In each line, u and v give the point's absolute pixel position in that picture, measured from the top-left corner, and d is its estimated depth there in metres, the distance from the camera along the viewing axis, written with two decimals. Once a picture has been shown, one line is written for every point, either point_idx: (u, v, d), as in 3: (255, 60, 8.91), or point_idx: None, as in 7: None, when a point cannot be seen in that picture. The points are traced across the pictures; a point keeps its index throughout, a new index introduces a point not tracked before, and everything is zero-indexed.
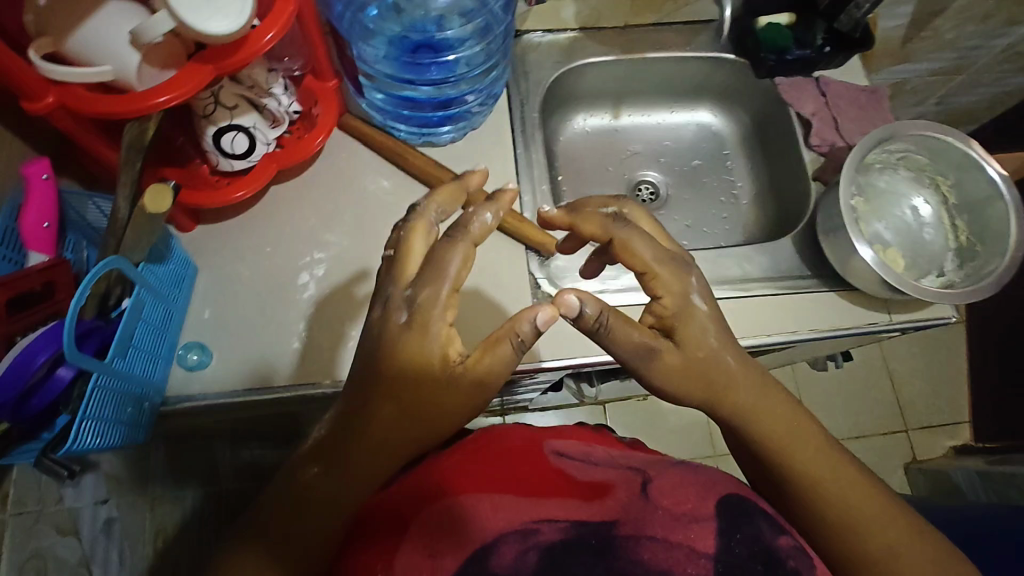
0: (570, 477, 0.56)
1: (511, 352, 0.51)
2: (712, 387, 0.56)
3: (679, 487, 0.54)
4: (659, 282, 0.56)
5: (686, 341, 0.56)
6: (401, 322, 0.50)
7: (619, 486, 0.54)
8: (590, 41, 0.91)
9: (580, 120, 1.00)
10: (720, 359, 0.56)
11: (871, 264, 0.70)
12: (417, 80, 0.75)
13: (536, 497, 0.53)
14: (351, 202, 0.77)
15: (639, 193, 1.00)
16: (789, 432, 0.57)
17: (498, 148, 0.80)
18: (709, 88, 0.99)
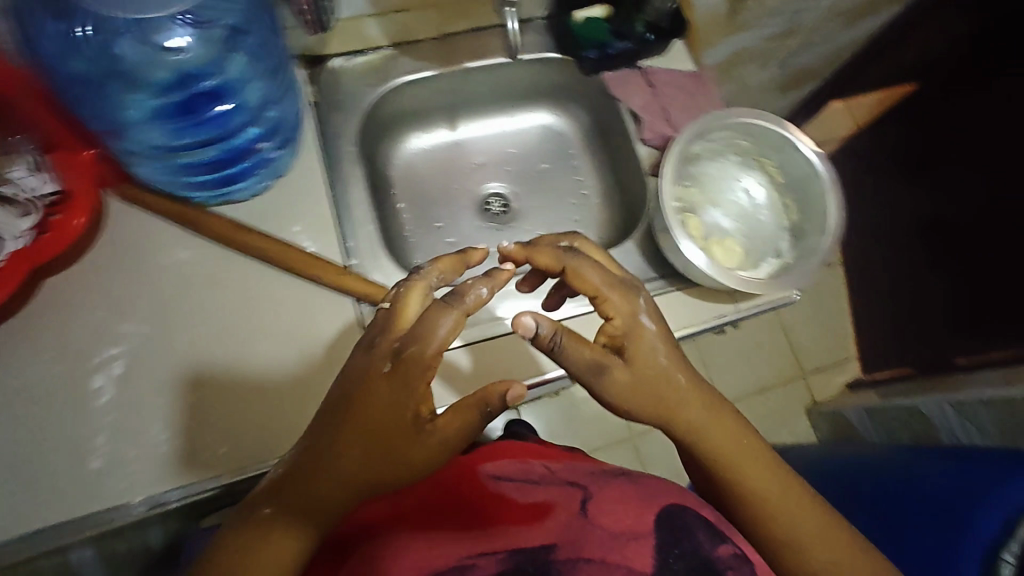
0: (515, 502, 0.63)
1: (477, 419, 0.56)
2: (660, 399, 0.55)
3: (617, 506, 0.61)
4: (608, 305, 0.57)
5: (633, 359, 0.55)
6: (383, 371, 0.53)
7: (559, 505, 0.62)
8: (403, 58, 0.84)
9: (416, 139, 0.94)
10: (668, 374, 0.55)
11: (704, 269, 0.70)
12: (202, 146, 0.66)
13: (493, 523, 0.60)
14: (147, 281, 0.68)
15: (488, 207, 0.96)
16: (733, 443, 0.58)
17: (311, 195, 0.74)
18: (543, 89, 0.94)
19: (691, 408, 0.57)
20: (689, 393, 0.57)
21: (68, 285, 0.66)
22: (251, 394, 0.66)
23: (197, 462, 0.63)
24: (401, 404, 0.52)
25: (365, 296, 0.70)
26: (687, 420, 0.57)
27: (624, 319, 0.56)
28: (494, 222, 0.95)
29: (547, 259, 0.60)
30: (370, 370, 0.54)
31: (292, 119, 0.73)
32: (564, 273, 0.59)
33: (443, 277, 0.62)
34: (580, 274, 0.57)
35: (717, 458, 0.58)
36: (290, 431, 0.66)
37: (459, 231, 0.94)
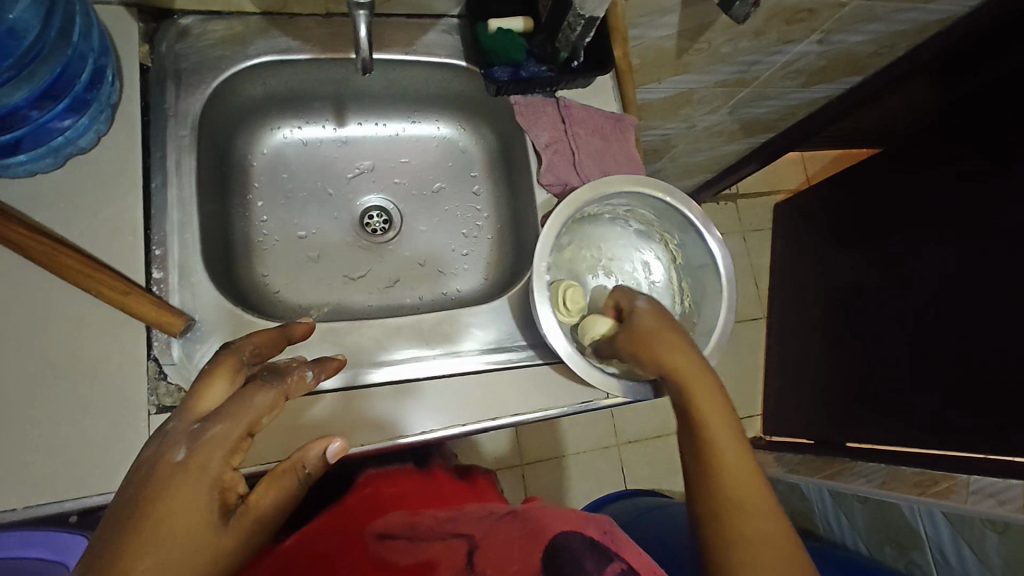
0: (388, 564, 0.53)
1: (297, 484, 0.49)
2: (650, 356, 0.57)
3: (504, 552, 0.52)
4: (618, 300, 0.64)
5: (635, 324, 0.60)
6: (178, 461, 0.42)
7: (442, 561, 0.52)
8: (274, 32, 0.70)
9: (287, 129, 0.81)
10: (660, 332, 0.58)
11: (567, 360, 0.61)
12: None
13: None
14: None
15: (364, 223, 0.83)
16: (711, 399, 0.56)
17: (116, 186, 0.61)
18: (448, 98, 0.82)
19: (691, 357, 0.57)
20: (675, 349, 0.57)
21: None
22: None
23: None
24: (205, 489, 0.42)
25: (156, 323, 0.58)
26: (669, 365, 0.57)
27: (631, 302, 0.63)
28: (369, 240, 0.82)
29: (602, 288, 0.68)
30: (162, 457, 0.42)
31: (91, 76, 0.59)
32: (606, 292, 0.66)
33: (259, 354, 0.54)
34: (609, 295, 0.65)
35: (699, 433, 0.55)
36: (27, 474, 0.54)
37: (324, 245, 0.81)
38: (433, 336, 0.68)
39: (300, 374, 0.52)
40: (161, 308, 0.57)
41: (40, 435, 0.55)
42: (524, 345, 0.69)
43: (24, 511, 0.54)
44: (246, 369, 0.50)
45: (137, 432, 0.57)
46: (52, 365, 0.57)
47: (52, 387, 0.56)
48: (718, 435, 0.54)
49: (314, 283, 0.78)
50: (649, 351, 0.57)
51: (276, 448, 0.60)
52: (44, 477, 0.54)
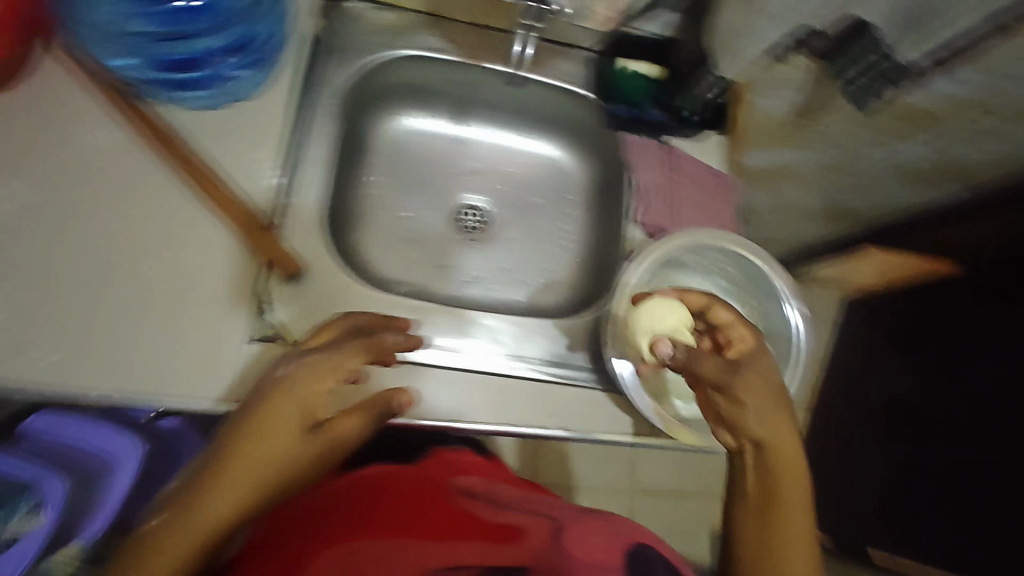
0: (477, 517, 0.49)
1: (373, 419, 0.51)
2: (763, 416, 0.49)
3: (595, 537, 0.44)
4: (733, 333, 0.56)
5: (759, 371, 0.52)
6: (277, 374, 0.47)
7: (531, 530, 0.47)
8: (428, 30, 0.77)
9: (413, 118, 0.86)
10: (774, 392, 0.51)
11: (624, 384, 0.65)
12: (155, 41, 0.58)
13: (445, 518, 0.48)
14: (56, 155, 0.63)
15: (460, 220, 0.89)
16: (801, 498, 0.48)
17: (264, 133, 0.67)
18: (565, 122, 0.87)
19: (797, 449, 0.50)
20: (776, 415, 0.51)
21: None
22: (118, 310, 0.61)
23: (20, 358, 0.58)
24: (293, 409, 0.45)
25: (276, 262, 0.65)
26: (768, 429, 0.50)
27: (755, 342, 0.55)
28: (461, 236, 0.88)
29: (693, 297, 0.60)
30: (267, 378, 0.48)
31: (275, 43, 0.66)
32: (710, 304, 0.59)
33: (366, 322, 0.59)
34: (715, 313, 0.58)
35: (777, 525, 0.47)
36: (137, 363, 0.61)
37: (420, 229, 0.86)
38: (505, 335, 0.72)
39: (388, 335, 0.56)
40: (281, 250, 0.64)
41: (158, 333, 0.62)
42: (587, 367, 0.72)
43: (127, 396, 0.60)
44: (350, 328, 0.56)
45: (233, 353, 0.62)
46: (181, 273, 0.63)
47: (177, 294, 0.63)
48: (796, 543, 0.47)
49: (403, 262, 0.84)
50: (764, 416, 0.49)
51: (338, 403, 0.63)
52: (146, 373, 0.61)
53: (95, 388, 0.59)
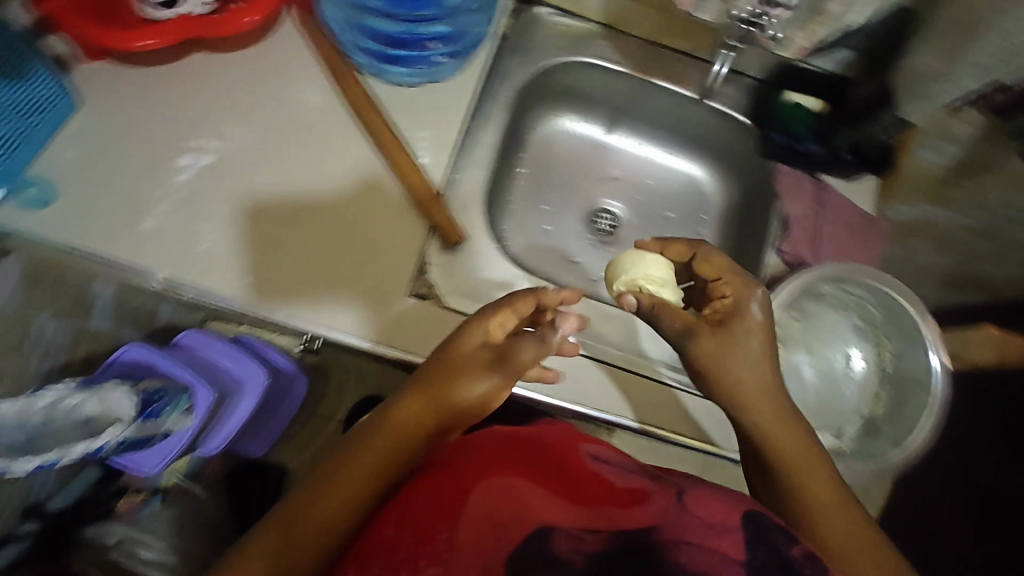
0: (606, 481, 0.49)
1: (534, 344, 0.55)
2: (744, 393, 0.52)
3: (712, 498, 0.46)
4: (724, 287, 0.57)
5: (730, 339, 0.53)
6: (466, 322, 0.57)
7: (655, 493, 0.47)
8: (605, 42, 0.82)
9: (568, 121, 0.91)
10: (763, 367, 0.53)
11: None
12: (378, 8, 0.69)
13: (572, 478, 0.49)
14: (273, 107, 0.71)
15: (597, 221, 0.93)
16: (809, 464, 0.52)
17: (449, 113, 0.73)
18: (715, 145, 0.89)
19: (792, 422, 0.53)
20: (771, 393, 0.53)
21: (213, 68, 0.70)
22: (279, 255, 0.67)
23: (220, 278, 0.65)
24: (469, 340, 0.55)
25: (440, 229, 0.70)
26: (761, 415, 0.53)
27: (736, 301, 0.55)
28: (596, 237, 0.92)
29: (676, 245, 0.63)
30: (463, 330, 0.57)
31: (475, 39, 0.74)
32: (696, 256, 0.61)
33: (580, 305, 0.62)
34: (709, 260, 0.60)
35: (803, 500, 0.51)
36: (307, 301, 0.66)
37: (558, 224, 0.91)
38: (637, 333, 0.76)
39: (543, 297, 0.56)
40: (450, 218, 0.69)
41: (328, 281, 0.67)
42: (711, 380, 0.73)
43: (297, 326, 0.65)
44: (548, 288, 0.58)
45: (394, 306, 0.67)
46: (359, 232, 0.69)
47: (355, 253, 0.68)
48: (828, 511, 0.50)
49: (541, 253, 0.89)
50: (729, 377, 0.52)
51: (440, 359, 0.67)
52: (315, 308, 0.66)
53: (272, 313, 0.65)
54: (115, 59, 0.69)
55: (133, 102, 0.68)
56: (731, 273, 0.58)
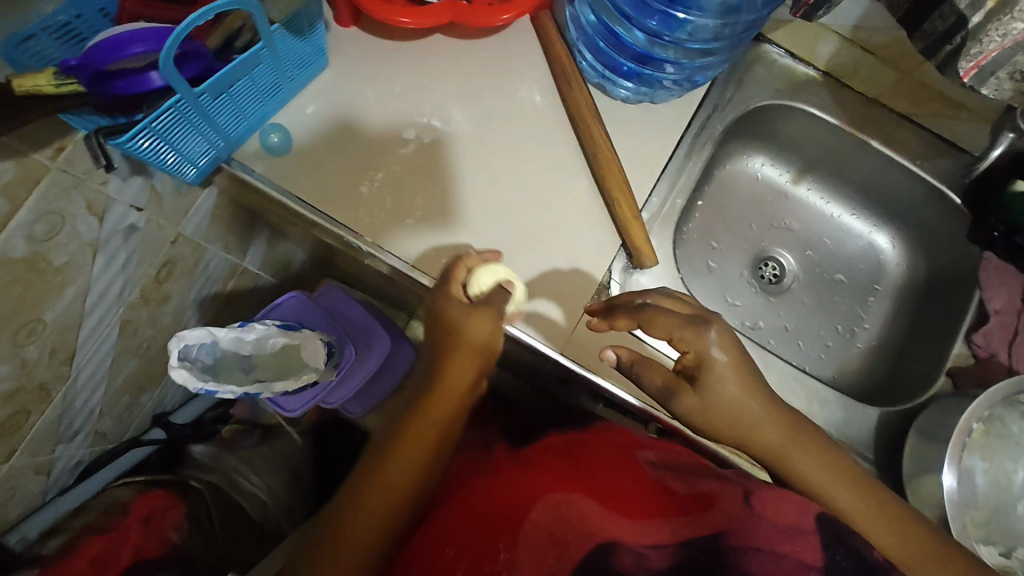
0: (673, 489, 0.59)
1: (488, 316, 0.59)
2: (738, 423, 0.58)
3: (781, 499, 0.53)
4: (682, 341, 0.58)
5: (707, 393, 0.57)
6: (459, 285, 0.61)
7: (721, 497, 0.56)
8: (824, 90, 0.80)
9: (757, 161, 0.90)
10: (747, 402, 0.58)
11: (946, 493, 0.64)
12: (636, 16, 0.70)
13: (644, 490, 0.59)
14: (497, 98, 0.72)
15: (762, 269, 0.90)
16: (822, 472, 0.59)
17: (663, 137, 0.73)
18: (910, 218, 0.85)
19: (803, 450, 0.59)
20: (761, 418, 0.58)
21: (450, 51, 0.73)
22: (343, 171, 0.69)
23: (300, 186, 0.68)
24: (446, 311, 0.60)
25: (636, 251, 0.69)
26: (766, 442, 0.59)
27: (698, 355, 0.57)
28: (760, 285, 0.89)
29: (620, 319, 0.60)
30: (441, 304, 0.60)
31: (706, 75, 0.73)
32: (640, 319, 0.59)
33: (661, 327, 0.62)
34: (653, 319, 0.58)
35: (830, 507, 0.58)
36: (373, 226, 0.68)
37: (724, 263, 0.89)
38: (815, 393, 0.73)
39: (459, 264, 0.61)
40: (651, 242, 0.69)
41: (413, 214, 0.68)
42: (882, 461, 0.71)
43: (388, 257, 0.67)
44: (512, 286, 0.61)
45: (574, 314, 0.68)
46: (402, 158, 0.70)
47: (406, 182, 0.69)
48: (859, 504, 0.58)
49: (706, 289, 0.87)
50: (707, 421, 0.58)
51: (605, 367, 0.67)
52: None
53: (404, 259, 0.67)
54: (363, 28, 0.72)
55: (372, 72, 0.71)
56: (683, 325, 0.57)
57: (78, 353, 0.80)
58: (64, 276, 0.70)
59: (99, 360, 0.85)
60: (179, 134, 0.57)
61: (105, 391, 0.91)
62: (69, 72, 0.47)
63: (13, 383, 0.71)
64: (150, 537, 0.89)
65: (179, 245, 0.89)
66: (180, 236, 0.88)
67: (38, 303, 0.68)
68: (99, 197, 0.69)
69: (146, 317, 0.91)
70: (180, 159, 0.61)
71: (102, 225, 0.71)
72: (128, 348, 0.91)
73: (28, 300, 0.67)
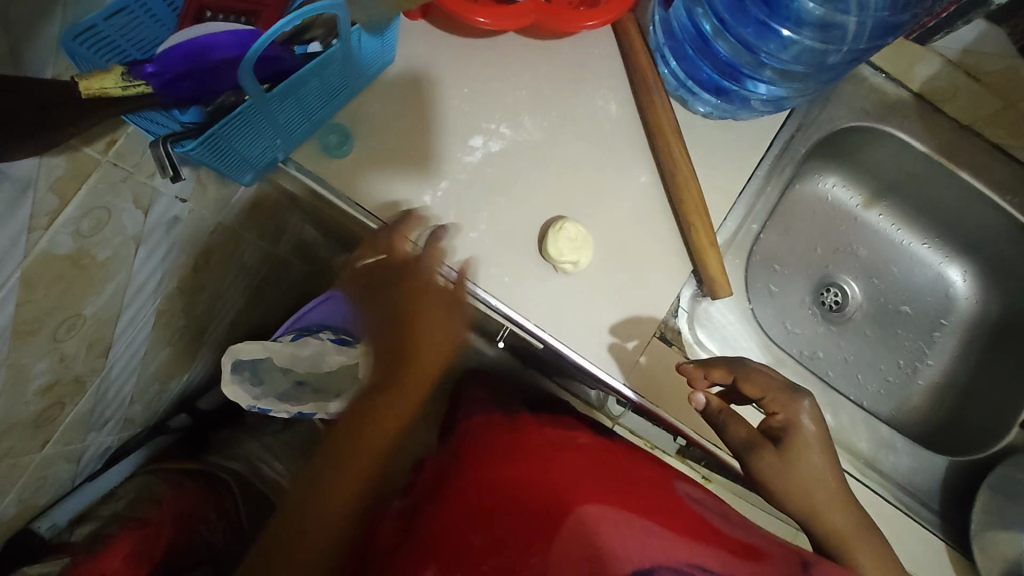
0: (720, 534, 0.55)
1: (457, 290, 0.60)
2: (809, 501, 0.55)
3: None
4: (775, 401, 0.56)
5: (791, 459, 0.55)
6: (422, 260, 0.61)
7: (775, 557, 0.52)
8: (914, 114, 0.75)
9: (828, 182, 0.85)
10: (823, 477, 0.55)
11: None
12: (732, 21, 0.66)
13: (693, 524, 0.55)
14: (571, 106, 0.68)
15: (824, 295, 0.86)
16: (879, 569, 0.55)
17: (744, 158, 0.69)
18: (989, 255, 0.81)
19: (869, 544, 0.56)
20: (830, 496, 0.56)
21: (523, 52, 0.68)
22: (393, 170, 0.64)
23: (348, 183, 0.64)
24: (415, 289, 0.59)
25: (710, 282, 0.66)
26: (832, 525, 0.56)
27: (787, 418, 0.56)
28: (821, 313, 0.85)
29: (717, 371, 0.58)
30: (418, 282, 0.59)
31: (794, 101, 0.68)
32: (740, 376, 0.57)
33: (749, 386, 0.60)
34: (753, 376, 0.57)
35: None
36: (415, 226, 0.64)
37: (786, 287, 0.85)
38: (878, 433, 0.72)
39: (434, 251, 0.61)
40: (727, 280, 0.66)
41: (463, 218, 0.65)
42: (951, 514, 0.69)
43: (428, 258, 0.64)
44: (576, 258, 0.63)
45: (642, 345, 0.65)
46: (450, 159, 0.65)
47: (457, 181, 0.65)
48: None
49: (769, 312, 0.83)
50: (782, 494, 0.55)
51: (659, 395, 0.65)
52: (557, 315, 0.64)
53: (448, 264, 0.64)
54: (432, 21, 0.67)
55: (439, 72, 0.67)
56: (780, 389, 0.57)
57: (114, 346, 0.77)
58: (106, 270, 0.67)
59: (133, 351, 0.83)
60: (242, 137, 0.55)
61: (137, 379, 0.89)
62: (145, 77, 0.46)
63: (52, 377, 0.69)
64: (183, 530, 0.90)
65: (219, 234, 0.86)
66: (220, 227, 0.85)
67: (80, 299, 0.65)
68: (145, 190, 0.65)
69: (180, 307, 0.88)
70: (235, 164, 0.58)
71: (147, 218, 0.68)
72: (162, 338, 0.88)
73: (70, 297, 0.63)
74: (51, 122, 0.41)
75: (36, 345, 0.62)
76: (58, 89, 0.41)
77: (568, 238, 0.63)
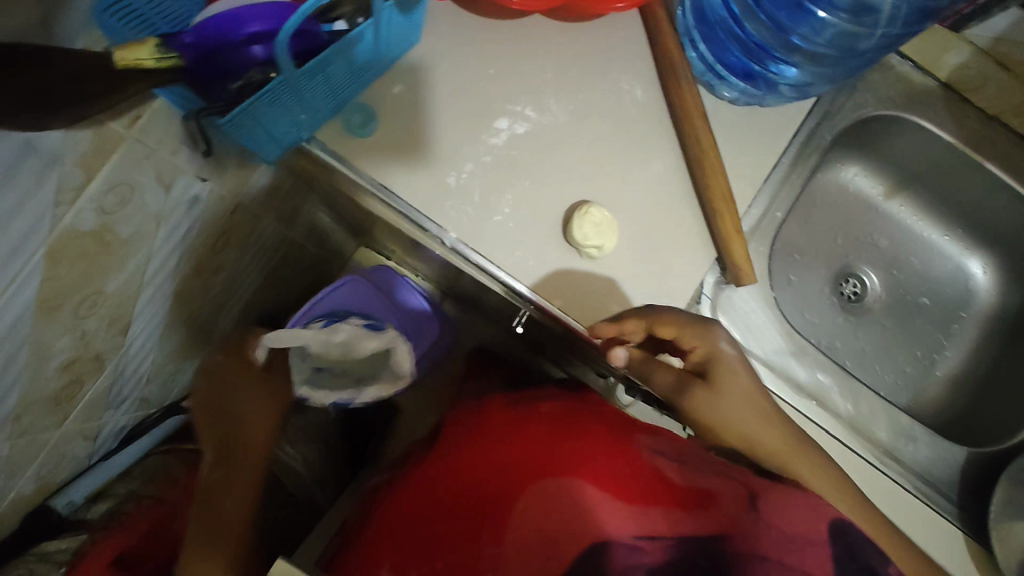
0: (669, 480, 0.51)
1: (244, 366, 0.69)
2: (741, 423, 0.56)
3: (791, 506, 0.46)
4: (687, 338, 0.56)
5: (717, 386, 0.56)
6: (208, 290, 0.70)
7: (723, 495, 0.48)
8: (941, 103, 0.74)
9: (850, 171, 0.84)
10: (749, 398, 0.57)
11: None
12: (767, 2, 0.67)
13: (636, 476, 0.52)
14: (596, 89, 0.67)
15: (843, 285, 0.86)
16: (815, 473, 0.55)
17: (770, 145, 0.68)
18: (1010, 248, 0.80)
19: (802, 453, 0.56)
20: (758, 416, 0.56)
21: (549, 33, 0.67)
22: (419, 151, 0.64)
23: (373, 163, 0.63)
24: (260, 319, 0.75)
25: (734, 269, 0.66)
26: (766, 446, 0.56)
27: (707, 350, 0.57)
28: (839, 302, 0.85)
29: (630, 322, 0.57)
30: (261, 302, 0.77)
31: (819, 86, 0.68)
32: (653, 325, 0.57)
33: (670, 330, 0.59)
34: (662, 321, 0.56)
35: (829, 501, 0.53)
36: (439, 207, 0.63)
37: (806, 277, 0.84)
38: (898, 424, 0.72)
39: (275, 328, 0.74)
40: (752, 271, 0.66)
41: (487, 200, 0.64)
42: (968, 503, 0.69)
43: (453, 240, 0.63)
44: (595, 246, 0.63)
45: None
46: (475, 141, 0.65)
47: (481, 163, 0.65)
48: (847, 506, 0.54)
49: (788, 301, 0.82)
50: (709, 423, 0.56)
51: None
52: (580, 299, 0.64)
53: (473, 247, 0.63)
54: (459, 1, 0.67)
55: (465, 53, 0.66)
56: (692, 324, 0.57)
57: (132, 324, 0.77)
58: (128, 247, 0.66)
59: (150, 330, 0.83)
60: (272, 114, 0.54)
61: (153, 358, 0.89)
62: (182, 48, 0.46)
63: (71, 354, 0.69)
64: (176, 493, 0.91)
65: (236, 215, 0.85)
66: (237, 207, 0.84)
67: (102, 276, 0.65)
68: (168, 167, 0.65)
69: (197, 286, 0.88)
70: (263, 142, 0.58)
71: (168, 195, 0.67)
72: (177, 318, 0.88)
73: (92, 274, 0.63)
74: (87, 93, 0.41)
75: (58, 320, 0.62)
76: (93, 57, 0.41)
77: (593, 226, 0.63)
